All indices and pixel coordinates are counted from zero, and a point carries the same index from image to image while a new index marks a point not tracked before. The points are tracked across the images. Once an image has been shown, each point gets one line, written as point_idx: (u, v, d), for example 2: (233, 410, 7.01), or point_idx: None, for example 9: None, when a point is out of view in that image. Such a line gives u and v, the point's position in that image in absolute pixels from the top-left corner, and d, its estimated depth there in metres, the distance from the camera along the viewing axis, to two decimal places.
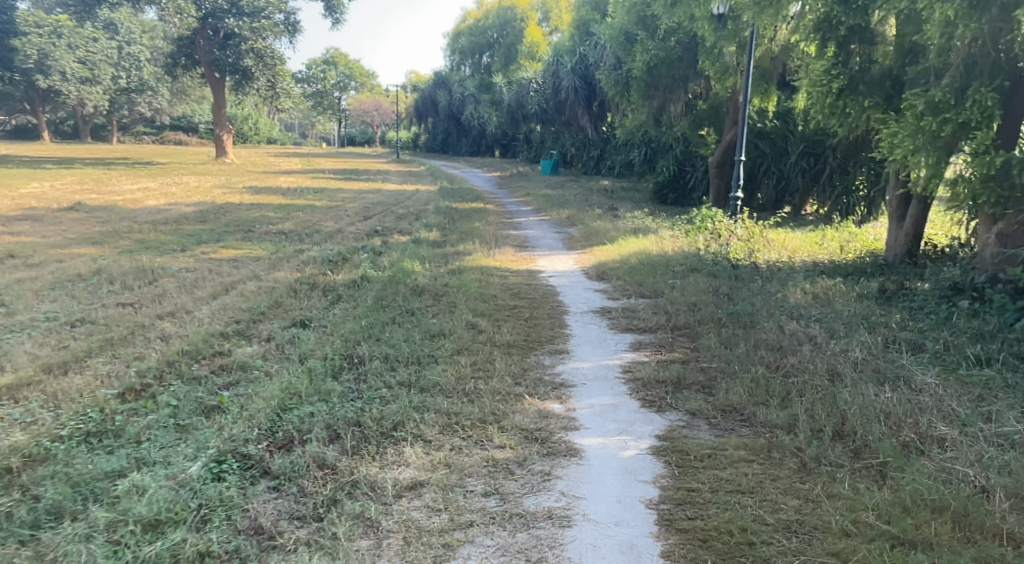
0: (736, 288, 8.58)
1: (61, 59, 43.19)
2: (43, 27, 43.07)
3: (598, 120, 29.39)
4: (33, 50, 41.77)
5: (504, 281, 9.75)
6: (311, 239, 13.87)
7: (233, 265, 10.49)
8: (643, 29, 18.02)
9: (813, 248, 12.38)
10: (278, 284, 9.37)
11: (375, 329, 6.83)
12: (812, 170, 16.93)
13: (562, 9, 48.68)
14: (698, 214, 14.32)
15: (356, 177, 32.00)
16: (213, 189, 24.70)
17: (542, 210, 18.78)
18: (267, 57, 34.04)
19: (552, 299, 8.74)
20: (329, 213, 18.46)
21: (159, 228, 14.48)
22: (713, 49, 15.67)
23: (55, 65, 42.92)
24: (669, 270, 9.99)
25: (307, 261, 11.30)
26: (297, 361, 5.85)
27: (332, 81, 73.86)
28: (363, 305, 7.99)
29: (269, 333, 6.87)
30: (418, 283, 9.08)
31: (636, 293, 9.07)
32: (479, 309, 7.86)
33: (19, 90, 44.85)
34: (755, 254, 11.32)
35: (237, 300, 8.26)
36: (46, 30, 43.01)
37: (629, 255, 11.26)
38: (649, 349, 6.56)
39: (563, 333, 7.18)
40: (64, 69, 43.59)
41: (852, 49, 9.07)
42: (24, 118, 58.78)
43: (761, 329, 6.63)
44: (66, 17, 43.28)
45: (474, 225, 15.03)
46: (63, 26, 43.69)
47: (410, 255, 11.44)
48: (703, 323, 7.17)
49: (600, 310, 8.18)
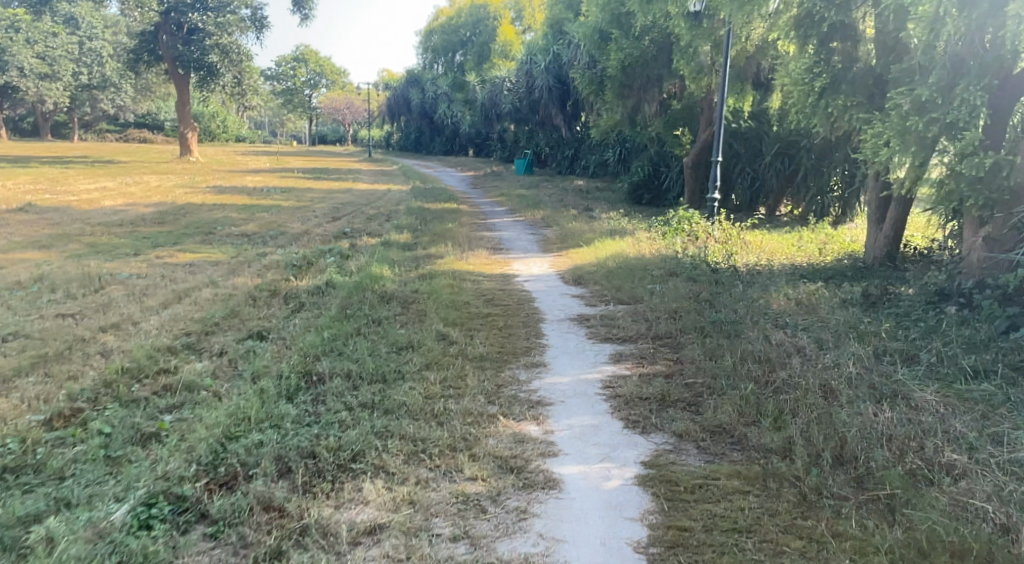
0: (718, 294, 8.26)
1: (19, 54, 41.84)
2: None
3: (572, 119, 29.04)
4: None
5: (476, 287, 9.33)
6: (275, 242, 13.32)
7: (189, 271, 9.95)
8: (617, 27, 17.71)
9: (791, 250, 12.10)
10: (236, 290, 8.87)
11: (337, 342, 6.38)
12: (786, 171, 16.70)
13: (535, 8, 48.38)
14: (674, 215, 14.03)
15: (326, 177, 31.29)
16: (175, 189, 23.90)
17: (515, 211, 18.39)
18: (232, 54, 32.84)
19: (528, 306, 8.34)
20: (296, 214, 17.89)
21: (114, 230, 13.82)
22: (688, 48, 15.40)
23: (12, 61, 41.57)
24: (647, 275, 9.64)
25: (269, 265, 10.78)
26: (249, 380, 5.40)
27: (302, 78, 72.94)
28: (326, 314, 7.53)
29: (221, 347, 6.41)
30: (386, 290, 8.64)
31: (615, 299, 8.71)
32: (450, 317, 7.43)
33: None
34: (732, 256, 11.04)
35: (190, 310, 7.77)
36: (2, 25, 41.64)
37: (606, 258, 10.90)
38: (630, 361, 6.19)
39: (539, 343, 6.79)
40: (21, 65, 42.24)
41: (833, 48, 8.85)
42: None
43: (747, 339, 6.29)
44: (23, 11, 41.93)
45: (446, 226, 14.59)
46: (21, 21, 42.23)
47: (378, 258, 10.97)
48: (686, 332, 6.82)
49: (577, 318, 7.79)
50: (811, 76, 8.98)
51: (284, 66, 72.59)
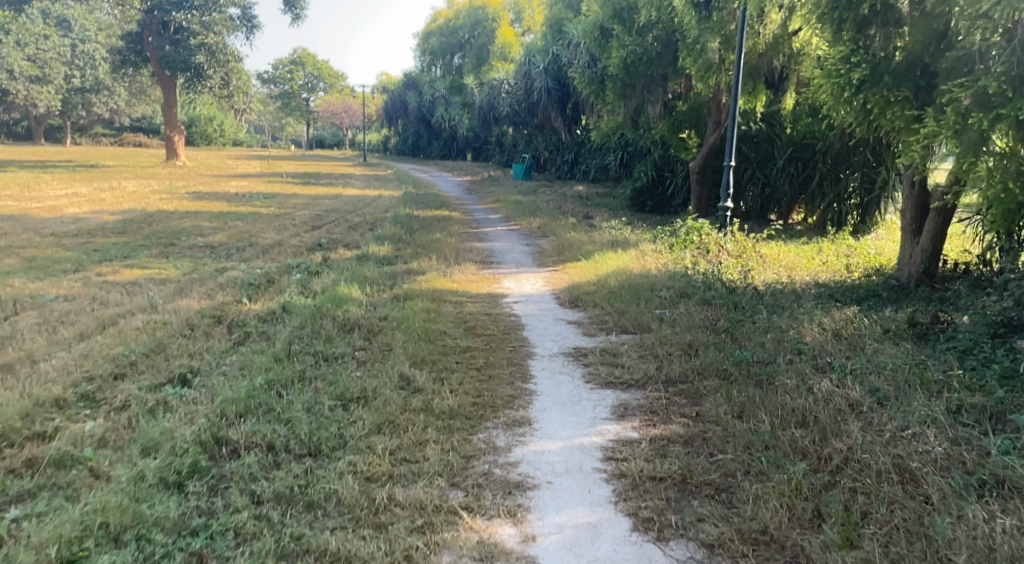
0: (738, 324, 6.99)
1: (8, 56, 40.34)
2: None
3: (572, 123, 27.78)
4: None
5: (457, 310, 8.09)
6: (241, 255, 12.05)
7: (128, 292, 8.71)
8: (618, 23, 16.52)
9: (812, 263, 10.97)
10: (174, 316, 7.63)
11: (271, 391, 5.12)
12: (800, 176, 15.55)
13: (535, 9, 46.98)
14: (681, 226, 12.76)
15: (316, 182, 30.01)
16: (151, 195, 22.68)
17: (510, 218, 17.17)
18: (219, 54, 31.66)
19: (515, 337, 7.06)
20: (273, 223, 16.62)
21: (66, 242, 12.58)
22: (695, 45, 14.19)
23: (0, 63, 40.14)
24: (654, 296, 8.37)
25: (225, 284, 9.53)
26: (140, 453, 4.16)
27: (299, 82, 70.46)
28: (270, 350, 6.26)
29: (125, 399, 5.17)
30: (349, 316, 7.36)
31: (617, 328, 7.40)
32: (417, 356, 6.11)
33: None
34: (750, 273, 9.84)
35: (110, 344, 6.54)
36: None
37: (607, 275, 9.65)
38: (638, 418, 4.88)
39: (523, 392, 5.47)
40: (11, 67, 40.73)
41: (871, 34, 7.58)
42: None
43: (787, 391, 4.99)
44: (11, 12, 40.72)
45: (433, 237, 13.32)
46: (13, 23, 40.98)
47: (349, 275, 9.70)
48: (706, 378, 5.53)
49: (573, 354, 6.51)
50: (848, 66, 7.56)
51: (279, 70, 70.51)
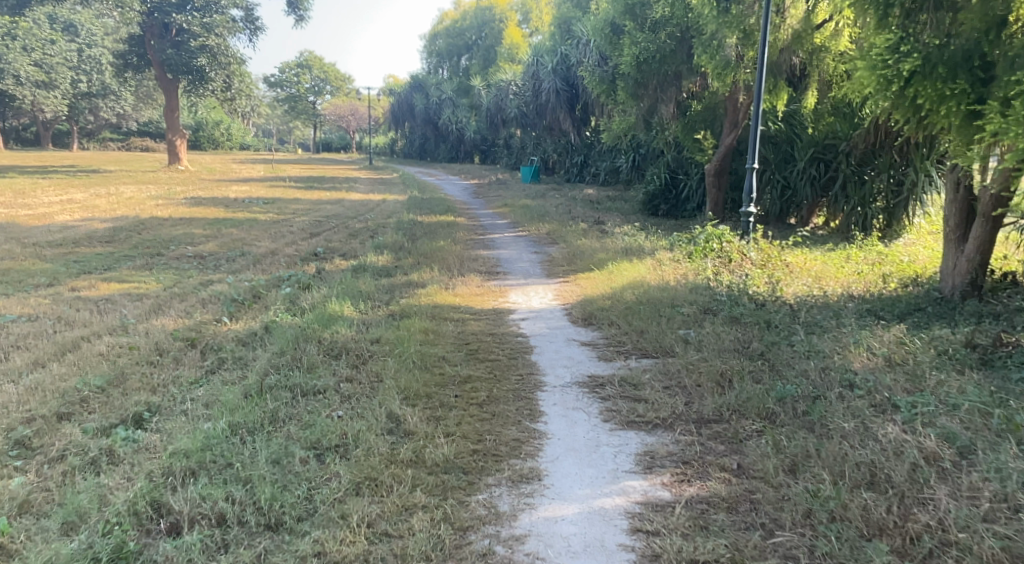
0: (774, 348, 6.17)
1: (17, 62, 40.18)
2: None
3: (581, 124, 27.01)
4: None
5: (459, 329, 7.34)
6: (230, 266, 11.32)
7: (99, 311, 7.98)
8: (630, 19, 15.76)
9: (843, 273, 10.12)
10: (143, 339, 6.89)
11: (233, 437, 4.36)
12: (823, 179, 14.62)
13: (543, 9, 46.15)
14: (700, 232, 11.95)
15: (319, 186, 29.28)
16: (148, 201, 22.00)
17: (518, 224, 16.40)
18: (221, 56, 31.07)
19: (522, 363, 6.28)
20: (270, 230, 15.88)
21: (47, 253, 11.88)
22: (711, 41, 13.36)
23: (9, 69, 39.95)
24: (676, 314, 7.56)
25: (208, 299, 8.79)
26: (60, 528, 3.44)
27: (306, 84, 69.71)
28: (241, 382, 5.49)
29: (64, 447, 4.43)
30: (336, 339, 6.59)
31: (637, 353, 6.60)
32: (409, 390, 5.32)
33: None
34: (779, 284, 9.02)
35: (64, 375, 5.80)
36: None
37: (622, 288, 8.87)
38: (668, 471, 4.09)
39: (531, 434, 4.68)
40: (18, 73, 40.45)
41: (921, 21, 6.75)
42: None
43: (845, 439, 4.17)
44: (20, 17, 40.33)
45: (437, 245, 12.57)
46: (18, 28, 40.62)
47: (342, 290, 8.95)
48: (744, 419, 4.73)
49: (590, 385, 5.72)
50: (897, 55, 6.73)
51: (286, 72, 69.18)
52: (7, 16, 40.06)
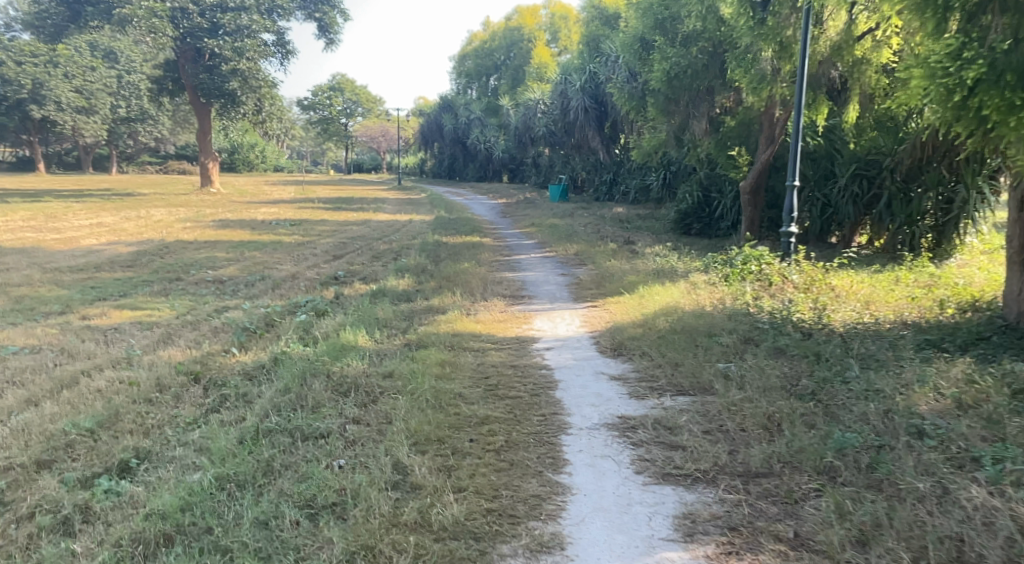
0: (826, 387, 5.56)
1: (57, 88, 41.02)
2: (39, 56, 40.97)
3: (610, 142, 26.53)
4: (27, 79, 39.83)
5: (480, 361, 6.84)
6: (247, 291, 10.98)
7: (105, 341, 7.64)
8: (661, 34, 15.29)
9: (892, 297, 9.44)
10: (145, 372, 6.50)
11: (219, 493, 3.93)
12: (866, 197, 13.83)
13: (571, 28, 46.00)
14: (737, 254, 11.34)
15: (346, 207, 29.07)
16: (176, 223, 21.94)
17: (545, 244, 15.90)
18: (251, 80, 31.00)
19: (545, 401, 5.73)
20: (293, 252, 15.58)
21: (65, 279, 11.67)
22: (746, 54, 12.80)
23: (50, 95, 40.78)
24: (714, 344, 6.96)
25: (219, 327, 8.41)
26: None
27: (338, 107, 70.44)
28: (238, 425, 5.05)
29: (35, 504, 4.01)
30: (346, 374, 6.13)
31: (672, 389, 6.02)
32: (420, 435, 4.82)
33: (13, 121, 42.50)
34: (825, 310, 8.39)
35: (56, 415, 5.41)
36: (42, 60, 40.96)
37: (655, 314, 8.30)
38: (713, 542, 3.58)
39: (553, 488, 4.15)
40: (59, 99, 41.28)
41: (986, 24, 6.17)
42: (25, 148, 56.99)
43: (920, 503, 3.65)
44: (61, 45, 41.14)
45: (461, 267, 12.12)
46: (60, 56, 41.51)
47: (358, 317, 8.51)
48: (799, 474, 4.15)
49: (621, 427, 5.17)
50: (958, 62, 6.14)
51: (318, 95, 69.89)
52: (48, 44, 40.99)
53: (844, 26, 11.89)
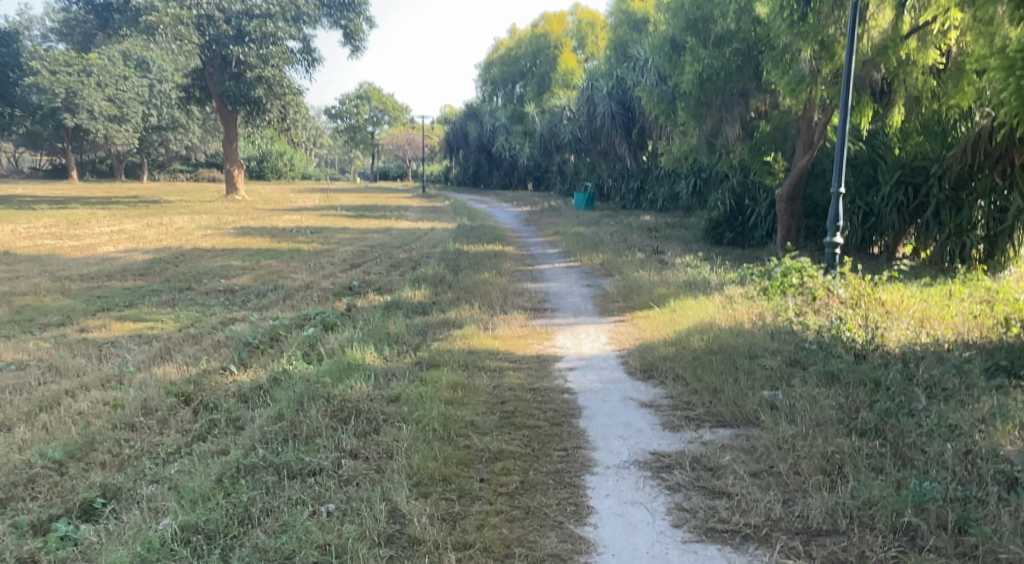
0: (891, 421, 4.87)
1: (90, 97, 41.32)
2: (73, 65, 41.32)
3: (638, 149, 25.84)
4: (60, 88, 40.12)
5: (496, 383, 6.21)
6: (258, 302, 10.49)
7: (99, 356, 7.16)
8: (693, 35, 14.62)
9: (949, 313, 8.65)
10: (133, 392, 5.99)
11: (181, 550, 3.36)
12: (911, 205, 12.96)
13: (598, 34, 45.38)
14: (776, 265, 10.61)
15: (370, 215, 28.73)
16: (196, 231, 21.62)
17: (571, 253, 15.25)
18: (277, 86, 30.66)
19: (568, 432, 5.11)
20: (310, 261, 15.10)
21: (73, 287, 11.27)
22: (783, 54, 12.07)
23: (83, 104, 41.06)
24: (756, 367, 6.27)
25: (222, 341, 7.88)
26: None
27: (365, 115, 70.54)
28: (221, 458, 4.49)
29: None
30: (348, 398, 5.55)
31: (710, 420, 5.36)
32: (422, 473, 4.22)
33: (44, 129, 42.73)
34: (878, 329, 7.64)
35: (27, 443, 4.90)
36: (75, 69, 41.30)
37: (688, 331, 7.63)
38: None
39: (575, 547, 3.58)
40: (92, 107, 41.58)
41: None
42: (59, 156, 57.65)
43: None
44: (95, 54, 41.49)
45: (482, 277, 11.52)
46: (93, 65, 41.81)
47: (368, 332, 7.93)
48: (870, 536, 3.54)
49: (654, 466, 4.54)
50: None
51: (346, 103, 70.03)
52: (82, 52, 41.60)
53: (889, 25, 11.10)
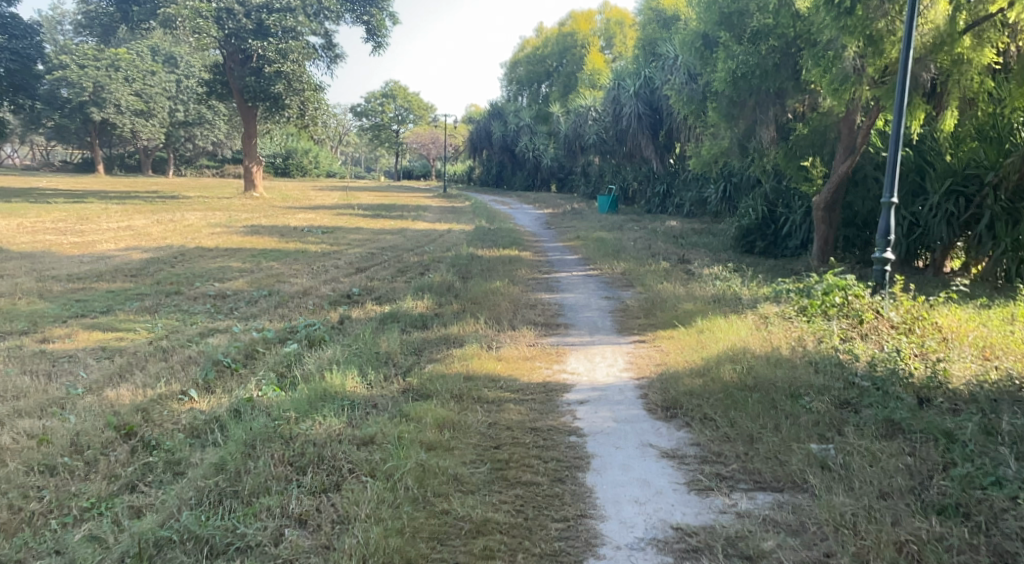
0: (977, 493, 3.88)
1: (116, 92, 41.20)
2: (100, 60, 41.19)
3: (665, 151, 24.77)
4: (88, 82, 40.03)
5: (491, 421, 5.26)
6: (247, 309, 9.67)
7: (48, 374, 6.36)
8: (727, 30, 13.60)
9: (1017, 342, 7.53)
10: (69, 421, 5.19)
11: None
12: (963, 216, 11.64)
13: (626, 34, 44.35)
14: (816, 281, 9.54)
15: (387, 214, 27.88)
16: (206, 228, 20.95)
17: (590, 260, 14.28)
18: (296, 82, 29.93)
19: (573, 494, 4.15)
20: (314, 263, 14.28)
21: (56, 289, 10.56)
22: (824, 51, 10.98)
23: (110, 98, 40.96)
24: (801, 410, 5.27)
25: (191, 357, 7.05)
26: None
27: (389, 114, 69.25)
28: (136, 524, 3.67)
29: None
30: (312, 438, 4.66)
31: (748, 479, 4.38)
32: (381, 557, 3.36)
33: (71, 123, 42.66)
34: (937, 361, 6.58)
35: None
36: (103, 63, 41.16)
37: (717, 358, 6.63)
38: None
39: None
40: (118, 102, 41.48)
41: None
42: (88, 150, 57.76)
43: None
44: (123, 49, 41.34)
45: (492, 286, 10.60)
46: (121, 60, 41.73)
47: (355, 350, 7.06)
48: None
49: (678, 549, 3.61)
50: None
51: (372, 101, 69.63)
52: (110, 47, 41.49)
53: (943, 21, 9.82)
